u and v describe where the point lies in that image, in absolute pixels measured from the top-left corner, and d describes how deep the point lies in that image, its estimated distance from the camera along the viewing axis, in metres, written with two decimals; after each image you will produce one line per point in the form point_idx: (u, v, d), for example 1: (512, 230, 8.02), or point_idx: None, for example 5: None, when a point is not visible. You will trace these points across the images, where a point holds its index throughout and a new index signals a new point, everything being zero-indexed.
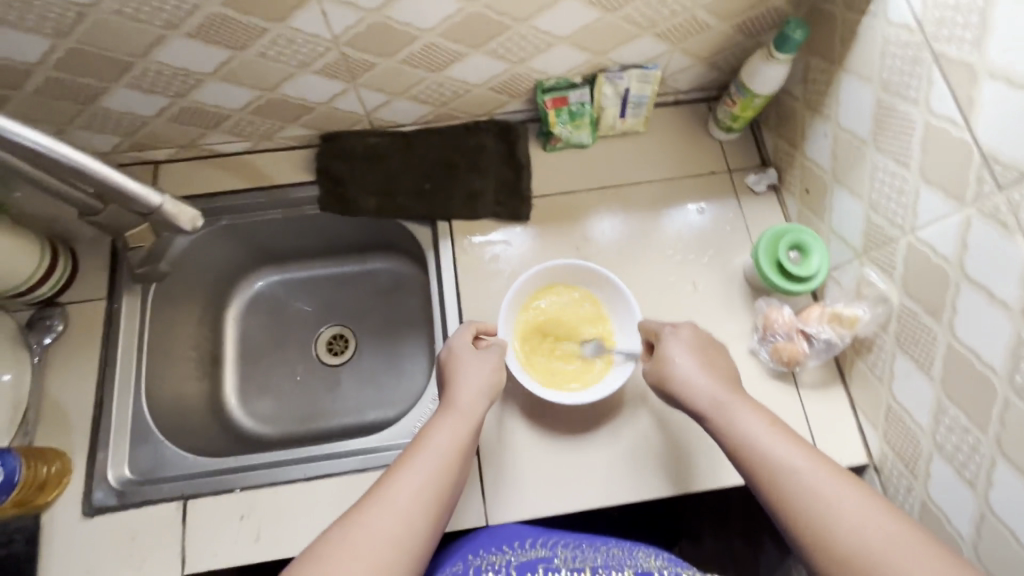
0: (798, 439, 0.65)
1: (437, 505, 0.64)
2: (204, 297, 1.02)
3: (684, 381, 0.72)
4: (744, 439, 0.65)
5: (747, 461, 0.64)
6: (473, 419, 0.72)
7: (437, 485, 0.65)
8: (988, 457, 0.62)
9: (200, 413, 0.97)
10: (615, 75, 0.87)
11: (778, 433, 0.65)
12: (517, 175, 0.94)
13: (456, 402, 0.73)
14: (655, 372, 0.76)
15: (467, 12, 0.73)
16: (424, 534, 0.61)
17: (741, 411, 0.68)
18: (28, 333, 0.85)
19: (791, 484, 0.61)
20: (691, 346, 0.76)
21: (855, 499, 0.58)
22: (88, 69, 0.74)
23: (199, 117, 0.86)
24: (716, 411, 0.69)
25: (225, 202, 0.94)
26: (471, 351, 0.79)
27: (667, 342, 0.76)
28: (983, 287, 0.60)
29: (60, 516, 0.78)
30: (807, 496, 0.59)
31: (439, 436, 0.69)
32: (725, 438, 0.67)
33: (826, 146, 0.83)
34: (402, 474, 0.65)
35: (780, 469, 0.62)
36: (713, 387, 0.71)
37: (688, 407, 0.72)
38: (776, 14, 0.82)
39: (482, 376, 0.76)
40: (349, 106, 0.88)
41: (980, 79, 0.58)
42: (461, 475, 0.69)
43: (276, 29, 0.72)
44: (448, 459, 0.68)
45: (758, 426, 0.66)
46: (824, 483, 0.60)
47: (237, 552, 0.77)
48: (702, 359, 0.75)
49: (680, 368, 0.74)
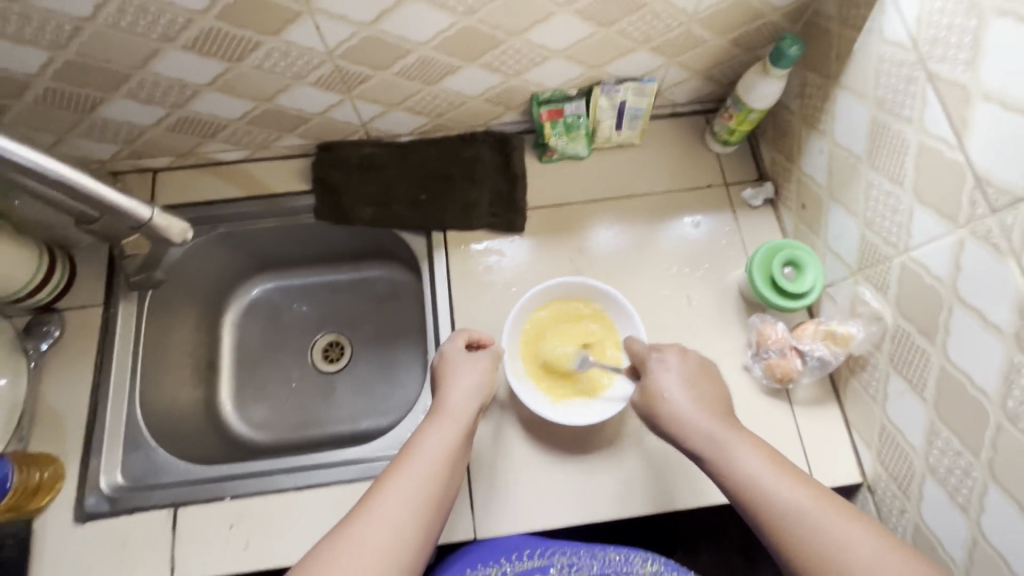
0: (795, 473, 0.63)
1: (429, 510, 0.64)
2: (201, 303, 1.02)
3: (679, 415, 0.71)
4: (746, 481, 0.63)
5: (752, 502, 0.62)
6: (461, 421, 0.74)
7: (427, 493, 0.65)
8: (981, 481, 0.61)
9: (195, 419, 0.98)
10: (610, 88, 0.87)
11: (778, 469, 0.63)
12: (512, 186, 0.94)
13: (444, 407, 0.75)
14: (646, 406, 0.75)
15: (461, 26, 0.73)
16: (415, 541, 0.62)
17: (735, 445, 0.66)
18: (25, 339, 0.86)
19: (801, 527, 0.59)
20: (681, 376, 0.75)
21: (854, 532, 0.57)
22: (86, 80, 0.75)
23: (197, 127, 0.86)
24: (714, 450, 0.67)
25: (222, 210, 0.95)
26: (462, 356, 0.80)
27: (657, 373, 0.75)
28: (976, 310, 0.59)
29: (52, 521, 0.78)
30: (816, 532, 0.58)
31: (428, 442, 0.70)
32: (725, 478, 0.65)
33: (822, 162, 0.82)
34: (392, 480, 0.66)
35: (786, 512, 0.60)
36: (707, 423, 0.69)
37: (683, 445, 0.70)
38: (772, 29, 0.82)
39: (470, 377, 0.78)
40: (345, 116, 0.89)
41: (974, 100, 0.57)
42: (453, 480, 0.69)
43: (270, 42, 0.72)
44: (439, 464, 0.68)
45: (758, 464, 0.64)
46: (825, 518, 0.59)
47: (225, 561, 0.78)
48: (694, 390, 0.73)
49: (674, 404, 0.72)
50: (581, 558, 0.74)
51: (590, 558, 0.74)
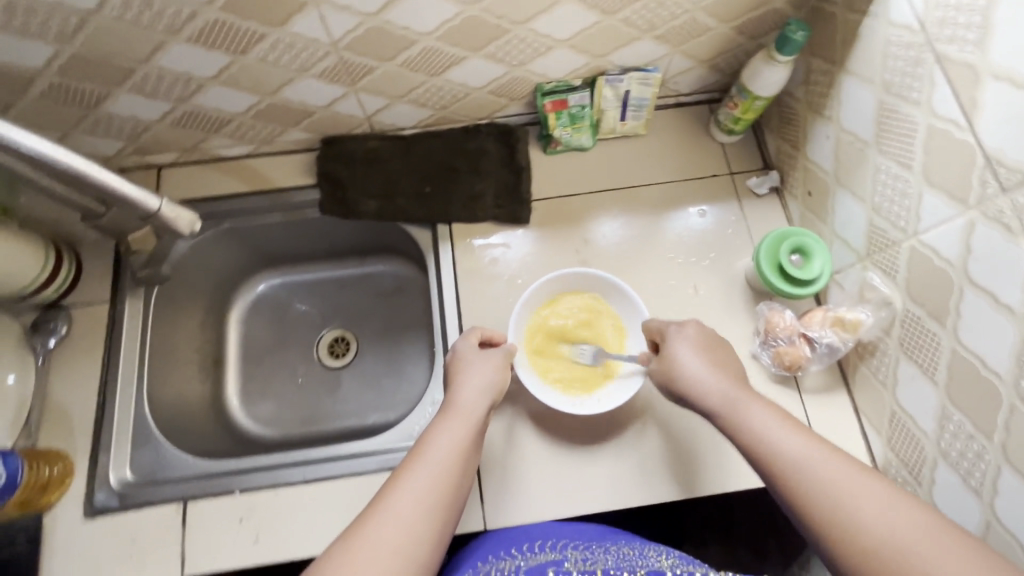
0: (813, 435, 0.63)
1: (442, 509, 0.62)
2: (206, 299, 1.02)
3: (691, 375, 0.72)
4: (762, 439, 0.63)
5: (770, 462, 0.62)
6: (473, 420, 0.72)
7: (440, 492, 0.63)
8: (994, 463, 0.61)
9: (202, 415, 0.98)
10: (615, 78, 0.87)
11: (794, 431, 0.63)
12: (517, 178, 0.94)
13: (456, 403, 0.74)
14: (662, 373, 0.75)
15: (465, 16, 0.73)
16: (430, 539, 0.59)
17: (752, 407, 0.66)
18: (33, 335, 0.85)
19: (821, 494, 0.57)
20: (697, 343, 0.75)
21: (878, 494, 0.56)
22: (91, 74, 0.75)
23: (201, 121, 0.86)
24: (727, 409, 0.68)
25: (228, 206, 0.95)
26: (473, 353, 0.80)
27: (674, 343, 0.75)
28: (987, 291, 0.59)
29: (62, 517, 0.78)
30: (830, 496, 0.57)
31: (441, 438, 0.68)
32: (739, 437, 0.65)
33: (829, 149, 0.82)
34: (404, 478, 0.63)
35: (802, 471, 0.59)
36: (724, 385, 0.70)
37: (698, 408, 0.71)
38: (777, 16, 0.82)
39: (481, 374, 0.77)
40: (349, 110, 0.89)
41: (984, 80, 0.57)
42: (466, 477, 0.67)
43: (275, 33, 0.72)
44: (452, 461, 0.66)
45: (772, 422, 0.64)
46: (849, 481, 0.57)
47: (235, 554, 0.78)
48: (710, 357, 0.74)
49: (688, 369, 0.72)
50: (595, 553, 0.69)
51: (603, 552, 0.69)
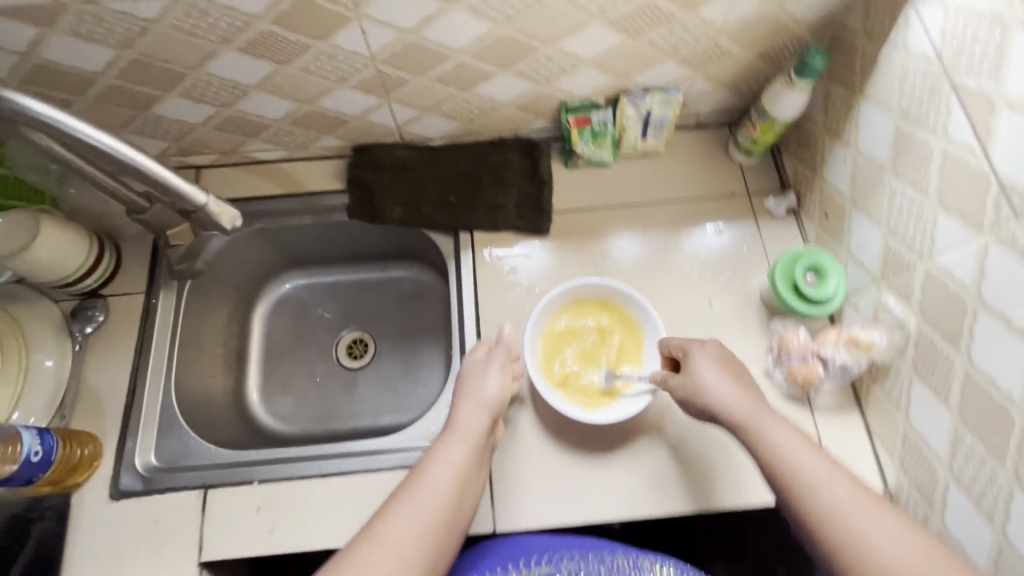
0: (825, 455, 0.66)
1: (435, 532, 0.67)
2: (234, 296, 1.06)
3: (715, 398, 0.73)
4: (780, 457, 0.66)
5: (785, 479, 0.65)
6: (473, 438, 0.75)
7: (432, 520, 0.67)
8: (1006, 487, 0.61)
9: (224, 408, 1.01)
10: (637, 97, 0.90)
11: (812, 450, 0.66)
12: (538, 190, 0.97)
13: (455, 424, 0.76)
14: (682, 384, 0.76)
15: (497, 34, 0.77)
16: (420, 564, 0.64)
17: (773, 426, 0.69)
18: (71, 322, 0.90)
19: (837, 519, 0.61)
20: (715, 360, 0.76)
21: (879, 517, 0.61)
22: (145, 78, 0.80)
23: (242, 126, 0.91)
24: (750, 425, 0.70)
25: (260, 206, 0.99)
26: (479, 367, 0.82)
27: (697, 356, 0.77)
28: (1001, 314, 0.60)
29: (89, 496, 0.81)
30: (843, 521, 0.61)
31: (439, 461, 0.72)
32: (759, 455, 0.68)
33: (846, 172, 0.83)
34: (399, 505, 0.68)
35: (817, 492, 0.63)
36: (748, 404, 0.71)
37: (722, 421, 0.72)
38: (798, 43, 0.85)
39: (486, 388, 0.80)
40: (381, 119, 0.93)
41: (998, 109, 0.59)
42: (464, 502, 0.71)
43: (319, 45, 0.77)
44: (446, 487, 0.70)
45: (791, 441, 0.67)
46: (856, 508, 0.61)
47: (250, 542, 0.80)
48: (731, 375, 0.75)
49: (717, 381, 0.74)
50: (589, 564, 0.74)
51: (597, 563, 0.74)
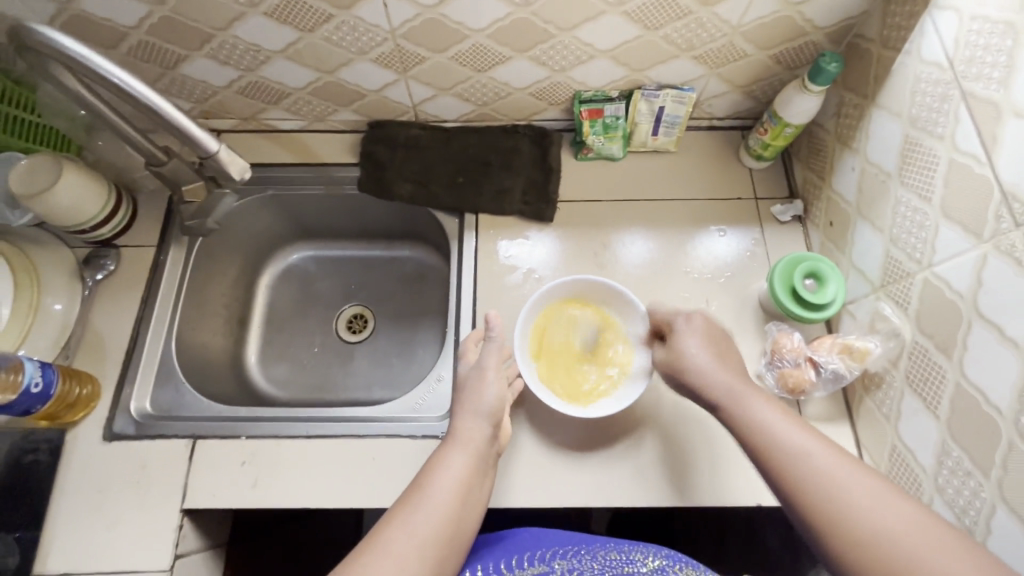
0: (805, 425, 0.66)
1: (439, 543, 0.64)
2: (242, 260, 1.09)
3: (697, 374, 0.73)
4: (762, 427, 0.66)
5: (768, 450, 0.64)
6: (474, 447, 0.73)
7: (435, 529, 0.65)
8: (989, 502, 0.60)
9: (222, 366, 1.03)
10: (650, 93, 0.91)
11: (793, 422, 0.66)
12: (545, 178, 0.98)
13: (456, 433, 0.74)
14: (668, 362, 0.76)
15: (516, 17, 0.79)
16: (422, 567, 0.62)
17: (755, 399, 0.68)
18: (84, 267, 0.93)
19: (821, 485, 0.60)
20: (703, 336, 0.76)
21: (861, 479, 0.59)
22: (174, 36, 0.83)
23: (263, 92, 0.94)
24: (732, 399, 0.69)
25: (275, 173, 1.02)
26: (475, 370, 0.81)
27: (682, 334, 0.77)
28: (995, 325, 0.60)
29: (83, 434, 0.84)
30: (828, 488, 0.59)
31: (442, 468, 0.70)
32: (743, 428, 0.67)
33: (853, 180, 0.83)
34: (401, 515, 0.66)
35: (799, 459, 0.62)
36: (728, 378, 0.71)
37: (706, 398, 0.72)
38: (815, 49, 0.85)
39: (484, 394, 0.77)
40: (398, 96, 0.95)
41: (1006, 117, 0.59)
42: (467, 510, 0.69)
43: (341, 16, 0.79)
44: (452, 495, 0.68)
45: (771, 413, 0.67)
46: (839, 474, 0.60)
47: (232, 495, 0.81)
48: (715, 352, 0.75)
49: (697, 359, 0.73)
50: (582, 559, 0.73)
51: (590, 558, 0.73)
